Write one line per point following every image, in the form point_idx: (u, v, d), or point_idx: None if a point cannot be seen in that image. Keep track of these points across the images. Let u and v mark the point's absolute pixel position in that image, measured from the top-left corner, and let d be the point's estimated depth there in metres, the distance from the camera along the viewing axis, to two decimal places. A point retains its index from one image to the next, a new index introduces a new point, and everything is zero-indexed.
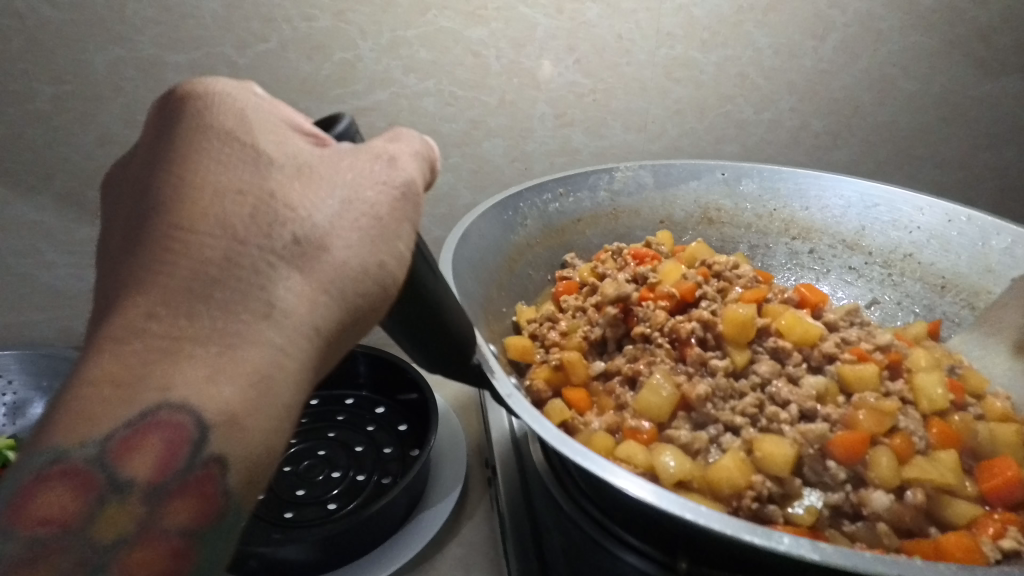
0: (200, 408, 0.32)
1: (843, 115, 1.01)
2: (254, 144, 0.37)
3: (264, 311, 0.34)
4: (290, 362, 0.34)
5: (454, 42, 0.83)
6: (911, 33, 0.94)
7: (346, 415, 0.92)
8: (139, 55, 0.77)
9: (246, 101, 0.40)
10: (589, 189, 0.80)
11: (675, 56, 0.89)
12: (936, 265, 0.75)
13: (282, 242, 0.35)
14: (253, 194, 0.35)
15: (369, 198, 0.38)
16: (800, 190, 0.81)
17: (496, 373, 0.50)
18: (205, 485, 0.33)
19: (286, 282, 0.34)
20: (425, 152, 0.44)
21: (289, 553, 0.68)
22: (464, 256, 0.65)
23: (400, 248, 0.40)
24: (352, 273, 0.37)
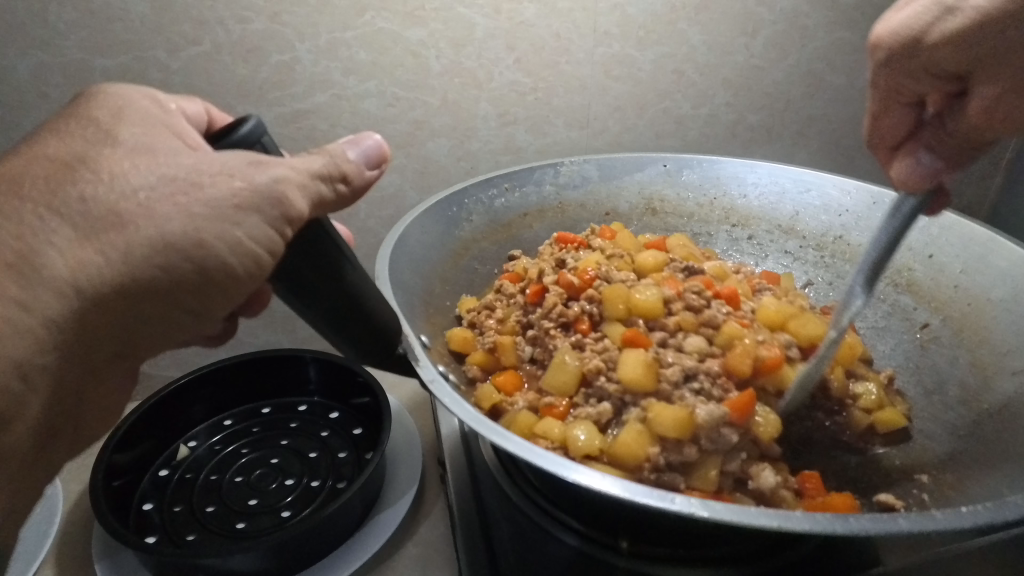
0: None
1: (776, 109, 1.05)
2: (110, 131, 0.42)
3: (15, 262, 0.37)
4: (31, 317, 0.37)
5: (394, 43, 0.83)
6: (836, 30, 0.99)
7: (299, 421, 0.90)
8: (65, 60, 0.75)
9: (132, 98, 0.45)
10: (535, 183, 0.82)
11: (613, 53, 0.91)
12: (864, 245, 0.76)
13: (65, 200, 0.38)
14: (64, 159, 0.40)
15: (205, 185, 0.40)
16: (738, 178, 0.83)
17: (422, 360, 0.48)
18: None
19: (52, 240, 0.38)
20: (323, 168, 0.45)
21: (237, 563, 0.67)
22: (403, 250, 0.65)
23: (238, 234, 0.41)
24: (145, 243, 0.39)
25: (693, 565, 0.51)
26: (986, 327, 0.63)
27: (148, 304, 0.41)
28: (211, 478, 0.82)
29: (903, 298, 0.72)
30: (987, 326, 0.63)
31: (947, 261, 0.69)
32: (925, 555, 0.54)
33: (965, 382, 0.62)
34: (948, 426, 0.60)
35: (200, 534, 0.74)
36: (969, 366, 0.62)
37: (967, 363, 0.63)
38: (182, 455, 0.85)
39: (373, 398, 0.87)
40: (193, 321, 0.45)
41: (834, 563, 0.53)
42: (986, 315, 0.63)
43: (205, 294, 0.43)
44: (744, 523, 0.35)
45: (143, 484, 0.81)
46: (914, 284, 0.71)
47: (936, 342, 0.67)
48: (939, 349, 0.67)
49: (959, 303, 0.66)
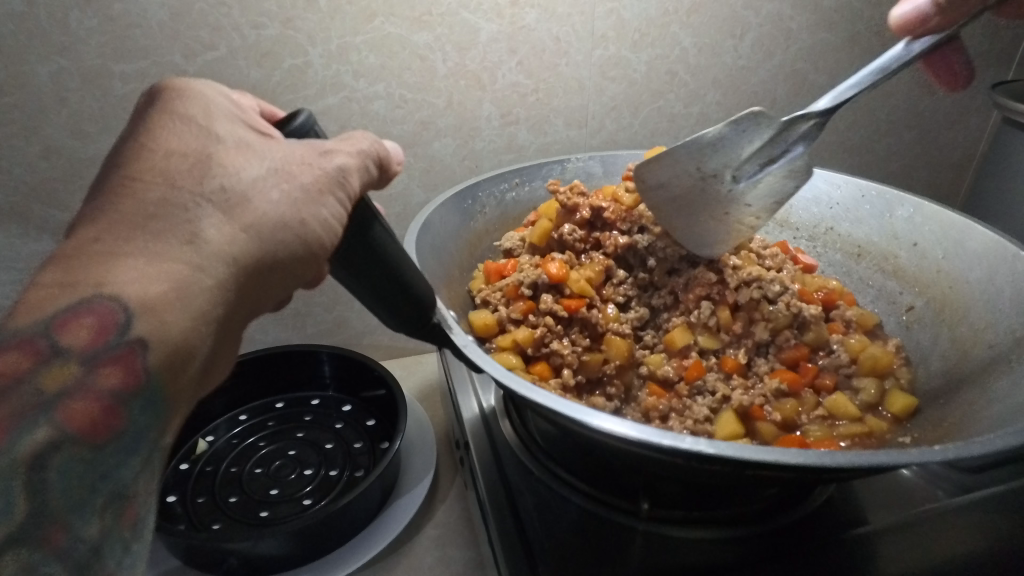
0: (122, 295, 0.35)
1: (762, 107, 1.10)
2: (211, 127, 0.43)
3: (189, 236, 0.38)
4: (207, 277, 0.38)
5: (401, 47, 0.86)
6: (817, 31, 1.04)
7: (313, 414, 0.94)
8: (85, 65, 0.77)
9: (209, 96, 0.46)
10: (543, 178, 0.87)
11: (609, 56, 0.96)
12: (852, 235, 0.83)
13: (209, 188, 0.40)
14: (193, 155, 0.41)
15: (298, 174, 0.44)
16: None
17: (454, 329, 0.56)
18: (128, 361, 0.35)
19: (208, 219, 0.39)
20: (371, 149, 0.51)
21: (266, 548, 0.70)
22: (425, 236, 0.70)
23: (325, 215, 0.45)
24: (272, 222, 0.42)
25: (707, 525, 0.57)
26: (965, 305, 0.68)
27: (274, 275, 0.43)
28: (232, 469, 0.85)
29: (890, 284, 0.79)
30: (966, 304, 0.69)
31: (929, 248, 0.75)
32: (913, 512, 0.60)
33: (948, 357, 0.68)
34: (932, 395, 0.66)
35: (225, 523, 0.77)
36: (952, 345, 0.68)
37: (948, 339, 0.69)
38: (201, 450, 0.88)
39: (387, 391, 0.90)
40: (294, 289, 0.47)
41: (826, 517, 0.60)
42: (965, 296, 0.69)
43: (307, 268, 0.46)
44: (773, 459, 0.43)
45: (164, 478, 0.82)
46: (899, 270, 0.78)
47: (920, 323, 0.74)
48: (922, 327, 0.73)
49: (940, 285, 0.73)
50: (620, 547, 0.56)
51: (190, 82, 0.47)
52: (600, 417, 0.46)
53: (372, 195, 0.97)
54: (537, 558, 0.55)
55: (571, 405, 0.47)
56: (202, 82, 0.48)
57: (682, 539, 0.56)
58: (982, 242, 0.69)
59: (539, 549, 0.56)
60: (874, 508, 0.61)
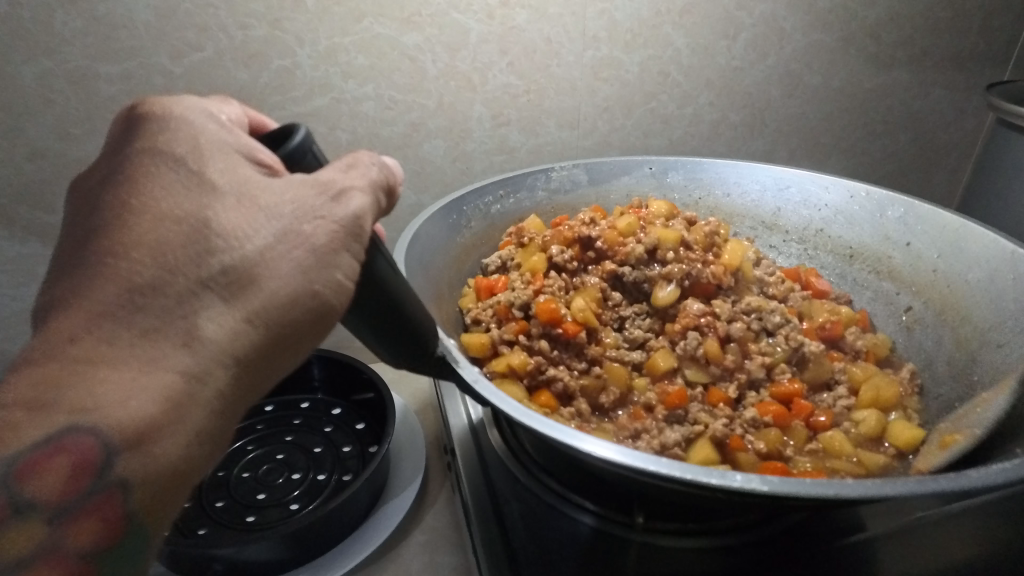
0: (107, 432, 0.34)
1: (756, 108, 1.09)
2: (204, 172, 0.40)
3: (184, 338, 0.37)
4: (204, 390, 0.38)
5: (391, 48, 0.86)
6: (811, 31, 1.04)
7: (302, 417, 0.93)
8: (70, 67, 0.76)
9: (203, 130, 0.42)
10: (528, 189, 0.86)
11: (602, 56, 0.95)
12: (844, 237, 0.83)
13: (209, 270, 0.38)
14: (189, 223, 0.38)
15: (309, 232, 0.41)
16: (721, 178, 0.89)
17: (460, 361, 0.54)
18: (107, 505, 0.36)
19: (206, 312, 0.38)
20: (382, 176, 0.46)
21: (253, 553, 0.69)
22: (415, 252, 0.69)
23: (338, 275, 0.42)
24: (281, 300, 0.40)
25: (696, 534, 0.57)
26: (967, 307, 0.69)
27: (281, 353, 0.41)
28: (220, 473, 0.84)
29: (886, 284, 0.79)
30: (966, 307, 0.70)
31: (924, 248, 0.75)
32: (905, 520, 0.60)
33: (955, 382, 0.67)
34: (931, 420, 0.66)
35: (212, 528, 0.76)
36: (954, 342, 0.70)
37: (951, 341, 0.70)
38: None
39: (378, 394, 0.89)
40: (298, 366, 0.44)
41: (817, 524, 0.59)
42: (965, 296, 0.70)
43: (319, 333, 0.43)
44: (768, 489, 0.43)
45: None
46: (895, 271, 0.78)
47: (920, 325, 0.75)
48: (924, 329, 0.74)
49: (938, 285, 0.73)
50: (607, 558, 0.55)
51: (169, 104, 0.43)
52: (591, 441, 0.46)
53: None
54: (522, 567, 0.55)
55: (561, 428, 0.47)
56: (184, 99, 0.44)
57: (669, 547, 0.56)
58: (982, 243, 0.70)
59: (525, 559, 0.55)
60: (872, 515, 0.60)
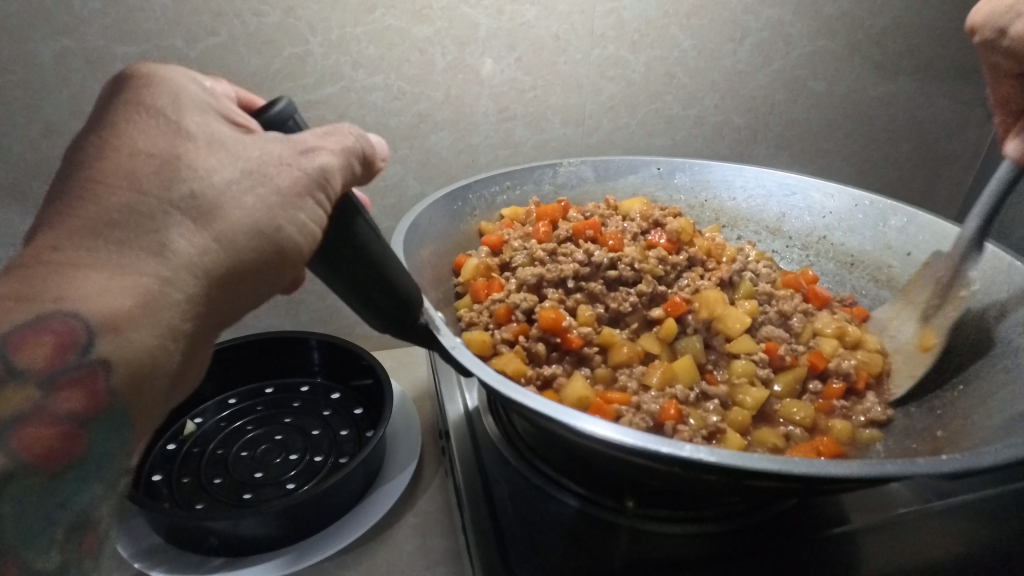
0: (87, 316, 0.35)
1: (760, 112, 1.10)
2: (181, 122, 0.42)
3: (156, 249, 0.38)
4: (176, 292, 0.38)
5: (401, 39, 0.87)
6: (817, 38, 1.05)
7: (301, 401, 0.94)
8: (88, 47, 0.78)
9: (183, 85, 0.44)
10: (534, 182, 0.89)
11: (608, 55, 0.97)
12: (846, 244, 0.84)
13: (178, 195, 0.39)
14: (159, 156, 0.40)
15: (273, 175, 0.42)
16: (726, 181, 0.90)
17: (441, 330, 0.56)
18: (91, 382, 0.36)
19: (178, 229, 0.39)
20: (356, 145, 0.48)
21: (248, 529, 0.70)
22: (416, 232, 0.72)
23: (302, 218, 0.44)
24: (245, 230, 0.41)
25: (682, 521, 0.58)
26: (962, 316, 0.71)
27: (244, 284, 0.43)
28: (218, 452, 0.85)
29: (882, 292, 0.81)
30: None
31: (923, 258, 0.78)
32: (889, 514, 0.61)
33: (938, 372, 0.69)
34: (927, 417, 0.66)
35: (208, 503, 0.78)
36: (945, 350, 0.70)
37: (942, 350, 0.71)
38: (189, 430, 0.88)
39: (375, 380, 0.91)
40: (269, 296, 0.46)
41: (801, 517, 0.60)
42: None
43: (280, 271, 0.44)
44: (747, 466, 0.44)
45: (151, 456, 0.84)
46: (893, 279, 0.80)
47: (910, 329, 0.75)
48: (907, 332, 0.75)
49: None
50: (593, 542, 0.56)
51: (160, 67, 0.45)
52: (590, 421, 0.47)
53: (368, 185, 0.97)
54: (509, 546, 0.56)
55: (559, 408, 0.48)
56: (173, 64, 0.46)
57: (657, 532, 0.57)
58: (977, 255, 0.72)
59: (512, 538, 0.57)
60: (857, 508, 0.61)
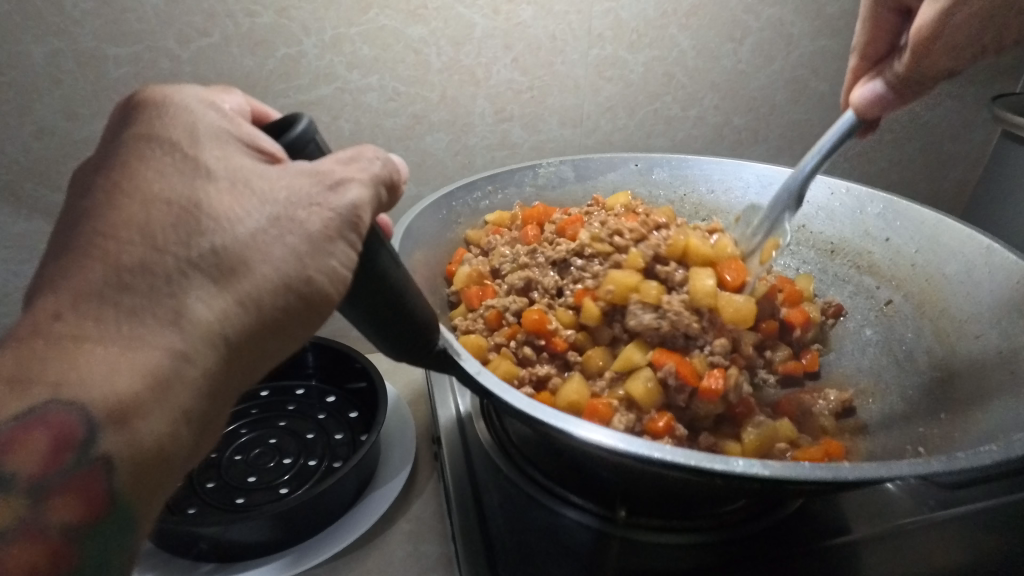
0: (89, 408, 0.33)
1: (761, 112, 1.09)
2: (198, 157, 0.40)
3: (171, 317, 0.36)
4: (190, 369, 0.37)
5: (396, 40, 0.86)
6: (819, 38, 1.03)
7: (296, 404, 0.94)
8: (80, 48, 0.78)
9: (202, 117, 0.42)
10: (516, 184, 0.89)
11: (606, 56, 0.96)
12: (825, 233, 0.82)
13: (198, 251, 0.37)
14: (179, 203, 0.38)
15: (302, 218, 0.40)
16: (705, 176, 0.90)
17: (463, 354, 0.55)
18: (90, 484, 0.35)
19: (197, 292, 0.37)
20: (383, 172, 0.46)
21: (238, 534, 0.70)
22: (406, 238, 0.71)
23: (332, 263, 0.41)
24: (271, 287, 0.39)
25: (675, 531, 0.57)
26: (946, 296, 0.70)
27: (267, 342, 0.41)
28: (212, 455, 0.85)
29: (867, 280, 0.78)
30: (940, 297, 0.70)
31: (903, 244, 0.76)
32: (886, 525, 0.59)
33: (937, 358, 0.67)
34: (915, 412, 0.64)
35: (200, 508, 0.77)
36: (932, 333, 0.69)
37: (931, 333, 0.69)
38: None
39: (370, 383, 0.90)
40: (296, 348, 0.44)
41: (798, 523, 0.59)
42: (943, 288, 0.70)
43: (309, 320, 0.42)
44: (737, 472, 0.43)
45: None
46: (875, 267, 0.78)
47: (900, 317, 0.73)
48: (903, 320, 0.73)
49: (919, 281, 0.73)
50: (583, 552, 0.55)
51: (170, 90, 0.44)
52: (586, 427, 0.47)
53: None
54: (497, 555, 0.55)
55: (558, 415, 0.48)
56: (182, 87, 0.45)
57: (649, 542, 0.56)
58: (960, 239, 0.71)
59: (501, 548, 0.56)
60: (857, 517, 0.60)
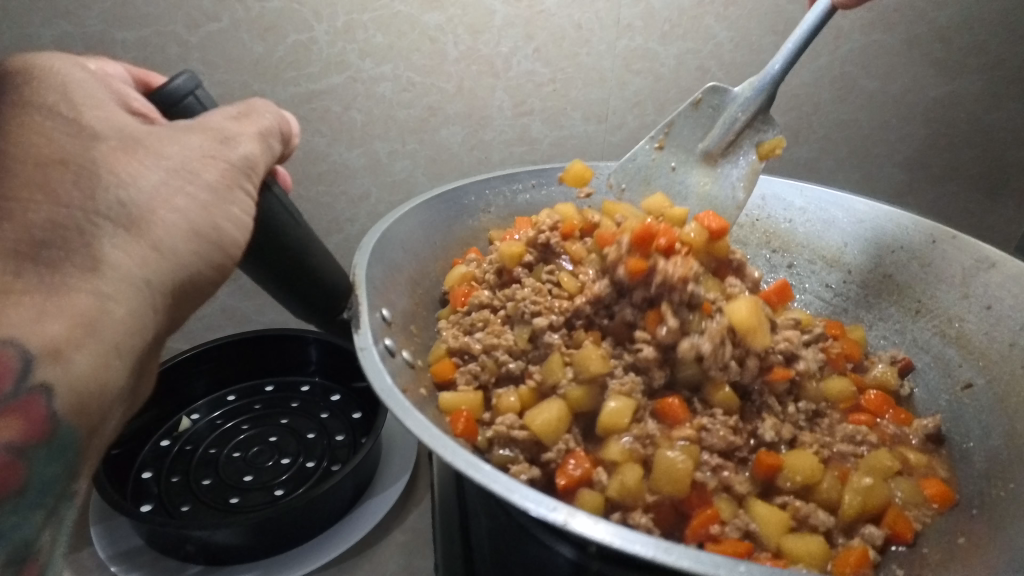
0: (26, 342, 0.31)
1: (804, 112, 1.01)
2: (81, 120, 0.37)
3: (91, 264, 0.34)
4: (116, 311, 0.35)
5: (411, 27, 0.82)
6: (871, 32, 0.95)
7: (300, 401, 0.91)
8: (87, 32, 0.76)
9: (70, 79, 0.39)
10: (563, 182, 0.83)
11: (635, 47, 0.89)
12: (913, 286, 0.69)
13: (104, 204, 0.35)
14: (72, 163, 0.36)
15: (200, 171, 0.40)
16: (779, 198, 0.79)
17: (363, 326, 0.51)
18: (28, 409, 0.31)
19: (110, 241, 0.35)
20: (273, 123, 0.47)
21: (224, 538, 0.67)
22: (404, 225, 0.68)
23: (235, 211, 0.42)
24: (181, 232, 0.39)
25: None
26: None
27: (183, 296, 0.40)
28: (211, 451, 0.83)
29: (951, 351, 0.65)
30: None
31: (1005, 312, 0.60)
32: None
33: (993, 455, 0.56)
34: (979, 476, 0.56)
35: (194, 506, 0.75)
36: (1004, 436, 0.56)
37: (1003, 434, 0.56)
38: (183, 427, 0.87)
39: None
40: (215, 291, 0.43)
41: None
42: None
43: (224, 268, 0.42)
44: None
45: (142, 455, 0.82)
46: (964, 337, 0.64)
47: (974, 402, 0.61)
48: (976, 408, 0.60)
49: (1012, 364, 0.58)
50: None
51: (35, 56, 0.40)
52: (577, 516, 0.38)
53: (377, 180, 0.93)
54: None
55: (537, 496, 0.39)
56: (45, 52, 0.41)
57: None
58: None
59: None
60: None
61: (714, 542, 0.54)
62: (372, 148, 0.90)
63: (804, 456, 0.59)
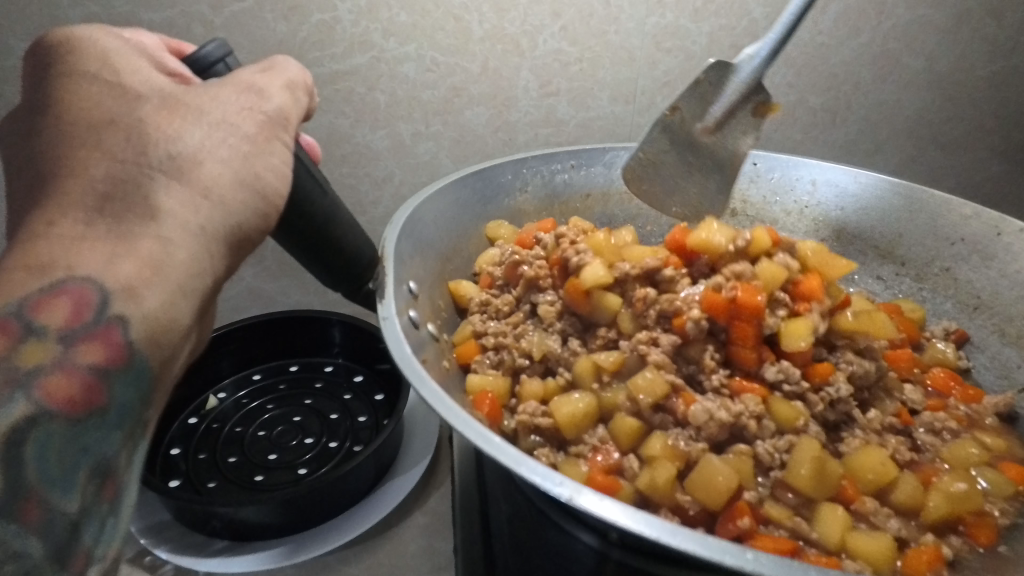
0: (99, 277, 0.33)
1: (843, 92, 0.97)
2: (125, 83, 0.38)
3: (150, 213, 0.35)
4: (180, 251, 0.36)
5: (435, 5, 0.80)
6: (918, 6, 0.90)
7: (323, 382, 0.92)
8: (114, 12, 0.76)
9: (107, 45, 0.39)
10: (604, 165, 0.78)
11: (665, 24, 0.86)
12: (973, 283, 0.66)
13: (156, 158, 0.36)
14: (123, 123, 0.36)
15: (240, 124, 0.38)
16: (832, 184, 0.73)
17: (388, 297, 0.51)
18: (108, 336, 0.33)
19: (164, 191, 0.36)
20: (299, 76, 0.44)
21: (249, 515, 0.68)
22: (432, 205, 0.66)
23: (275, 161, 0.40)
24: (227, 184, 0.37)
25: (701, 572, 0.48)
26: None
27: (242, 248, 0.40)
28: (236, 429, 0.84)
29: (1010, 352, 0.63)
30: None
31: None
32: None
33: None
34: None
35: (219, 482, 0.77)
36: None
37: None
38: (210, 406, 0.88)
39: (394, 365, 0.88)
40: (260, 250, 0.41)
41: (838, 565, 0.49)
42: None
43: (268, 219, 0.40)
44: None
45: (173, 430, 0.84)
46: None
47: None
48: None
49: None
50: None
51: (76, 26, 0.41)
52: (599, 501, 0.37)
53: (399, 161, 0.92)
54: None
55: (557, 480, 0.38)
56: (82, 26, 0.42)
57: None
58: None
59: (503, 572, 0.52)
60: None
61: (752, 538, 0.50)
62: (396, 130, 0.90)
63: (874, 456, 0.55)
